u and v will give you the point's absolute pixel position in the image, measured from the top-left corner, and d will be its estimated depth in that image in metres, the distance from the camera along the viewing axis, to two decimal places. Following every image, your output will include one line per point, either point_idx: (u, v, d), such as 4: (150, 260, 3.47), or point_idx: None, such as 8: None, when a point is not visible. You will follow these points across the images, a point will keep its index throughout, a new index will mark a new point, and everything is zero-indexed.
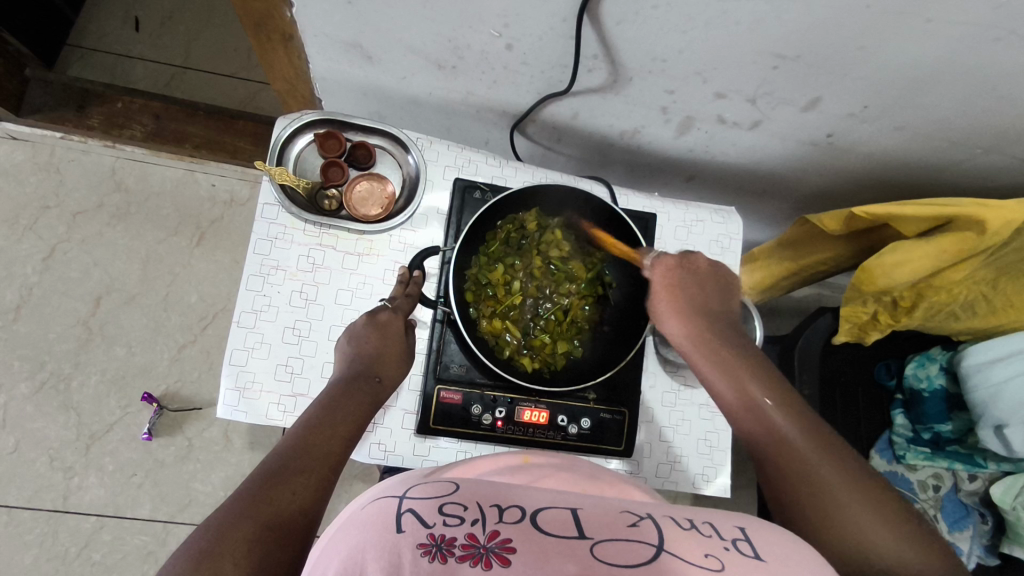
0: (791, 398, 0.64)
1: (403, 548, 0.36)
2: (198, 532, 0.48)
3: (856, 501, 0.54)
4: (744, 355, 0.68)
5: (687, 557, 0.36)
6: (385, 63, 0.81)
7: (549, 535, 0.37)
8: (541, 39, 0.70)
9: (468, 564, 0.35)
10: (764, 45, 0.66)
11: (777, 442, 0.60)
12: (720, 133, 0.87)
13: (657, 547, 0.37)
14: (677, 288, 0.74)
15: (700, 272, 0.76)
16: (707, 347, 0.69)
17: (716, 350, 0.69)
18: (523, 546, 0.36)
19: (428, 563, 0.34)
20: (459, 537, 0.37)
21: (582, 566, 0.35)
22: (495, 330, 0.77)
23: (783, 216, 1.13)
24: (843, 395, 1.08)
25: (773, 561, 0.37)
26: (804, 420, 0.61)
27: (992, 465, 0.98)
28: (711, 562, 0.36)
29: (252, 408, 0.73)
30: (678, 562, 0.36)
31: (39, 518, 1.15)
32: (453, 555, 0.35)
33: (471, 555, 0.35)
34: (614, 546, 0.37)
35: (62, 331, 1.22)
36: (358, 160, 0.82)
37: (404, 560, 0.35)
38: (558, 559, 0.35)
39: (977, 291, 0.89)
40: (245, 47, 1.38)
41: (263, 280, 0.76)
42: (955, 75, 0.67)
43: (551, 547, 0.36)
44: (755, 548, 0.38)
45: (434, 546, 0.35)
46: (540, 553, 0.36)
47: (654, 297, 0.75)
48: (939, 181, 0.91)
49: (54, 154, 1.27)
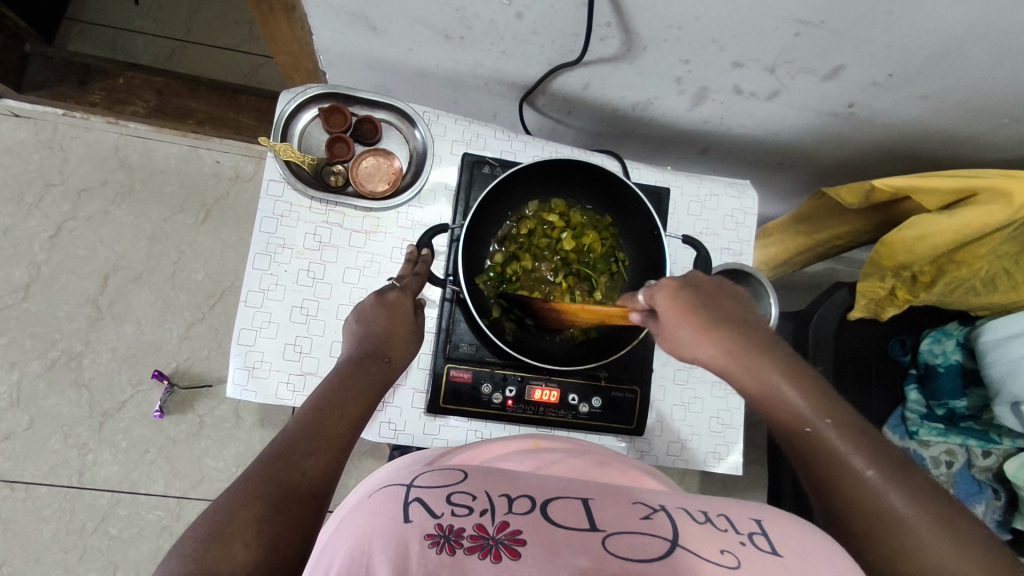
0: (833, 405, 0.56)
1: (410, 538, 0.35)
2: (209, 511, 0.48)
3: (935, 527, 0.49)
4: (782, 360, 0.59)
5: (703, 554, 0.36)
6: (390, 34, 0.79)
7: (559, 527, 0.37)
8: (552, 7, 0.67)
9: (477, 556, 0.34)
10: (785, 11, 0.63)
11: (829, 456, 0.54)
12: (736, 104, 0.84)
13: (672, 542, 0.36)
14: (690, 299, 0.61)
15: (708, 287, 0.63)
16: (740, 359, 0.59)
17: (751, 359, 0.59)
18: (533, 538, 0.36)
19: (436, 554, 0.34)
20: (467, 528, 0.36)
21: (594, 560, 0.34)
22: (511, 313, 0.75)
23: (798, 189, 1.10)
24: (857, 372, 1.04)
25: (790, 556, 0.36)
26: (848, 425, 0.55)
27: (1007, 441, 0.99)
28: (727, 560, 0.35)
29: (261, 387, 0.73)
30: (691, 559, 0.35)
31: (55, 494, 1.17)
32: (462, 546, 0.35)
33: (480, 546, 0.35)
34: (626, 539, 0.36)
35: (71, 309, 1.22)
36: (363, 136, 0.80)
37: (412, 550, 0.34)
38: (569, 553, 0.35)
39: (999, 266, 0.87)
40: (246, 20, 1.35)
41: (269, 259, 0.75)
42: (989, 40, 0.63)
43: (562, 540, 0.36)
44: (771, 542, 0.37)
45: (442, 537, 0.35)
46: (551, 545, 0.35)
47: (674, 323, 0.61)
48: (963, 152, 0.88)
49: (56, 131, 1.26)
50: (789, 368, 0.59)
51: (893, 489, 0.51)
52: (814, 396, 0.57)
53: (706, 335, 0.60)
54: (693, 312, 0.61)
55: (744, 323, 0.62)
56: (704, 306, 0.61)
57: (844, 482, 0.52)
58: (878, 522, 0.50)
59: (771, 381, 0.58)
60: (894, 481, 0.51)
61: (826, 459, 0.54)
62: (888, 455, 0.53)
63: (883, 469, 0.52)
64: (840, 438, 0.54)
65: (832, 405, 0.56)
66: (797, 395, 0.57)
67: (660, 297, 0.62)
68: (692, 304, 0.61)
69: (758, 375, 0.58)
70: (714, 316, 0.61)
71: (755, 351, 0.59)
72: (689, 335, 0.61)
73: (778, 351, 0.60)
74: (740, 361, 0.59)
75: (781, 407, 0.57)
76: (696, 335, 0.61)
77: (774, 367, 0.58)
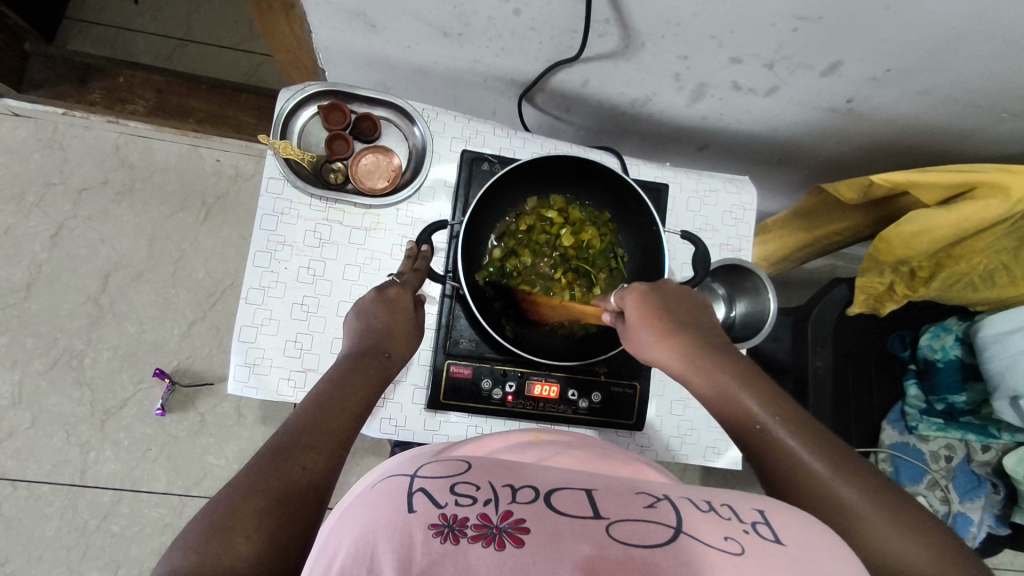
0: (789, 409, 0.57)
1: (415, 528, 0.35)
2: (211, 503, 0.48)
3: (888, 523, 0.48)
4: (737, 365, 0.61)
5: (707, 540, 0.36)
6: (389, 32, 0.79)
7: (563, 516, 0.37)
8: (551, 4, 0.67)
9: (480, 545, 0.35)
10: (783, 7, 0.63)
11: (785, 457, 0.53)
12: (735, 100, 0.84)
13: (675, 529, 0.37)
14: (653, 304, 0.65)
15: (669, 295, 0.67)
16: (697, 363, 0.61)
17: (707, 363, 0.61)
18: (537, 526, 0.36)
19: (440, 544, 0.34)
20: (471, 518, 0.36)
21: (596, 547, 0.35)
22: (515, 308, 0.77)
23: (797, 185, 1.10)
24: (856, 368, 1.04)
25: (793, 545, 0.36)
26: (803, 427, 0.55)
27: (1006, 435, 1.00)
28: (732, 546, 0.35)
29: (262, 384, 0.74)
30: (695, 544, 0.35)
31: (58, 492, 1.17)
32: (466, 535, 0.35)
33: (484, 535, 0.35)
34: (630, 527, 0.37)
35: (72, 308, 1.22)
36: (363, 133, 0.80)
37: (416, 540, 0.35)
38: (573, 540, 0.35)
39: (998, 261, 0.87)
40: (245, 18, 1.35)
41: (270, 256, 0.76)
42: (986, 35, 0.63)
43: (566, 528, 0.36)
44: (774, 532, 0.37)
45: (446, 527, 0.36)
46: (555, 533, 0.36)
47: (637, 326, 0.64)
48: (962, 147, 0.89)
49: (56, 130, 1.26)
50: (743, 371, 0.60)
51: (846, 486, 0.50)
52: (767, 399, 0.57)
53: (666, 339, 0.63)
54: (655, 317, 0.64)
55: (702, 331, 0.64)
56: (667, 311, 0.65)
57: (799, 482, 0.51)
58: (835, 521, 0.49)
59: (725, 384, 0.59)
60: (848, 481, 0.50)
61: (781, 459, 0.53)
62: (841, 453, 0.53)
63: (835, 468, 0.51)
64: (793, 439, 0.54)
65: (786, 406, 0.57)
66: (750, 398, 0.57)
67: (628, 300, 0.66)
68: (655, 308, 0.64)
69: (714, 380, 0.60)
70: (676, 321, 0.64)
71: (711, 356, 0.61)
72: (650, 339, 0.64)
73: (734, 358, 0.62)
74: (698, 366, 0.61)
75: (738, 411, 0.58)
76: (656, 340, 0.63)
77: (726, 368, 0.60)
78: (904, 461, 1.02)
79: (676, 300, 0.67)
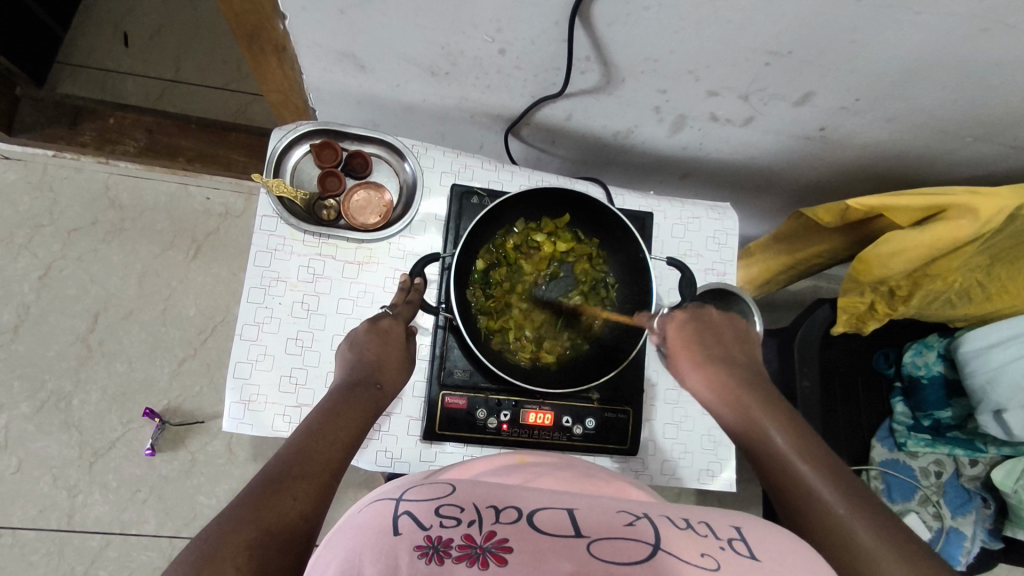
0: (794, 423, 0.64)
1: (400, 550, 0.36)
2: (199, 536, 0.48)
3: (851, 509, 0.53)
4: (760, 391, 0.69)
5: (683, 556, 0.37)
6: (379, 72, 0.82)
7: (545, 535, 0.38)
8: (535, 43, 0.70)
9: (465, 565, 0.35)
10: (755, 43, 0.66)
11: (770, 453, 0.61)
12: (713, 130, 0.87)
13: (654, 546, 0.37)
14: (691, 332, 0.77)
15: (706, 323, 0.78)
16: (725, 387, 0.70)
17: (735, 388, 0.69)
18: (520, 545, 0.37)
19: (425, 565, 0.35)
20: (455, 539, 0.37)
21: (579, 564, 0.35)
22: (492, 326, 0.78)
23: (777, 209, 1.14)
24: (844, 385, 1.08)
25: (769, 561, 0.37)
26: (798, 434, 0.62)
27: (993, 450, 1.01)
28: (708, 562, 0.36)
29: (257, 420, 0.73)
30: (675, 561, 0.36)
31: (44, 539, 1.15)
32: (450, 556, 0.36)
33: (468, 555, 0.36)
34: (611, 545, 0.37)
35: (61, 348, 1.21)
36: (354, 170, 0.82)
37: (401, 562, 0.35)
38: (556, 558, 0.36)
39: (972, 279, 0.90)
40: (234, 60, 1.38)
41: (264, 291, 0.76)
42: (947, 66, 0.67)
43: (548, 546, 0.37)
44: (751, 547, 0.38)
45: (431, 548, 0.36)
46: (538, 553, 0.36)
47: (673, 351, 0.78)
48: (930, 171, 0.93)
49: (46, 172, 1.27)
50: (768, 398, 0.68)
51: (864, 522, 0.52)
52: (792, 431, 0.63)
53: (697, 365, 0.75)
54: (689, 344, 0.77)
55: (734, 361, 0.74)
56: (698, 340, 0.77)
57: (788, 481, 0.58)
58: (808, 503, 0.55)
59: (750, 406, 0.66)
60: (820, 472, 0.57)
61: (771, 458, 0.61)
62: (861, 494, 0.55)
63: (833, 482, 0.56)
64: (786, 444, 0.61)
65: (792, 422, 0.64)
66: (773, 425, 0.63)
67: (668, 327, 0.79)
68: (688, 336, 0.77)
69: (736, 402, 0.68)
70: (707, 349, 0.76)
71: (738, 382, 0.70)
72: (687, 361, 0.76)
73: (757, 386, 0.70)
74: (722, 386, 0.71)
75: (750, 427, 0.65)
76: (690, 366, 0.76)
77: (751, 391, 0.69)
78: (894, 478, 1.04)
79: (716, 331, 0.78)
